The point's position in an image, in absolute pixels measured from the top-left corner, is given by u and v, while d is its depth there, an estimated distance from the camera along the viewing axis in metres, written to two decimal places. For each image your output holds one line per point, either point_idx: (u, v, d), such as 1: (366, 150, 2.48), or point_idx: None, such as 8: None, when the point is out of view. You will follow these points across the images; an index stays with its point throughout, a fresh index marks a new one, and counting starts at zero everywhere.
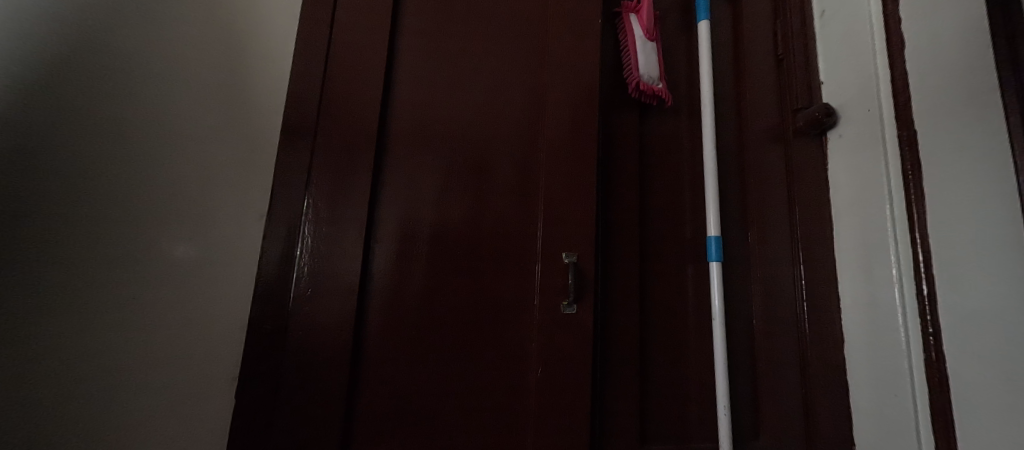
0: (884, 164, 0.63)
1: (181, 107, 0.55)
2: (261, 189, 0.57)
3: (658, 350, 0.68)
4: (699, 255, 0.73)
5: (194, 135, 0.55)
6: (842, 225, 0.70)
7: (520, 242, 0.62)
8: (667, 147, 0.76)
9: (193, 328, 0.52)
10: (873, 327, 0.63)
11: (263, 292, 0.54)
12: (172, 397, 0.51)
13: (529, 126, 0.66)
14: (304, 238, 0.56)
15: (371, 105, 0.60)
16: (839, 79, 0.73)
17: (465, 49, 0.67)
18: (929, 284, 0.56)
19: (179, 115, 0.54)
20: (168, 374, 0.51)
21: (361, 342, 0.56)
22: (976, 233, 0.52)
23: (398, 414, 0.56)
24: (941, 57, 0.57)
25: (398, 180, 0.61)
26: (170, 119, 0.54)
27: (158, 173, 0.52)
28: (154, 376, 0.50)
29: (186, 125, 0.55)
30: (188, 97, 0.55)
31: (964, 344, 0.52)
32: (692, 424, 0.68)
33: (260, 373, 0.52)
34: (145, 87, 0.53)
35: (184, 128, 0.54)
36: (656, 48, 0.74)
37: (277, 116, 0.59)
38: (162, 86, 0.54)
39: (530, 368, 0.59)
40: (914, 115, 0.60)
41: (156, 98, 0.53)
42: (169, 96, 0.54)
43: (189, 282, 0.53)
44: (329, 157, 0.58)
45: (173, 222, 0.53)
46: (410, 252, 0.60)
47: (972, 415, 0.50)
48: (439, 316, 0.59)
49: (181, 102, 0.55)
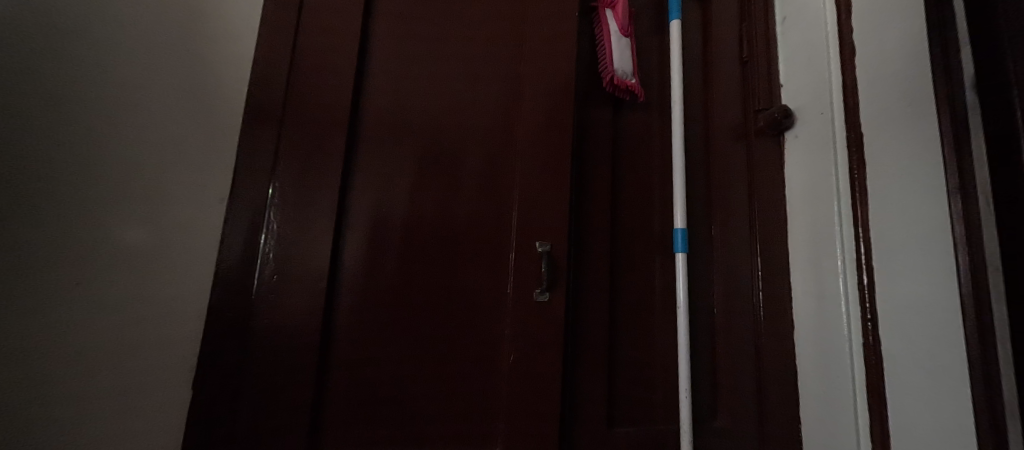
0: (832, 164, 0.69)
1: (144, 83, 0.51)
2: (222, 171, 0.55)
3: (626, 336, 0.71)
4: (665, 246, 0.76)
5: (156, 110, 0.51)
6: (794, 220, 0.75)
7: (494, 231, 0.62)
8: (637, 141, 0.78)
9: (150, 316, 0.49)
10: (817, 315, 0.68)
11: (224, 278, 0.53)
12: (134, 389, 0.48)
13: (505, 115, 0.66)
14: (268, 224, 0.54)
15: (343, 87, 0.59)
16: (796, 83, 0.78)
17: (441, 35, 0.66)
18: (868, 273, 0.61)
19: (141, 92, 0.50)
20: (129, 365, 0.48)
21: (330, 329, 0.55)
22: (911, 227, 0.57)
23: (366, 402, 0.55)
24: (884, 69, 0.63)
25: (370, 165, 0.59)
26: (132, 92, 0.50)
27: (124, 151, 0.49)
28: (115, 369, 0.47)
29: (147, 100, 0.51)
30: (153, 72, 0.51)
31: (899, 331, 0.57)
32: (655, 407, 0.70)
33: (222, 361, 0.51)
34: (110, 61, 0.48)
35: (148, 103, 0.51)
36: (630, 44, 0.76)
37: (240, 97, 0.57)
38: (126, 59, 0.50)
39: (503, 353, 0.60)
40: (862, 119, 0.65)
41: (123, 72, 0.49)
42: (127, 66, 0.50)
43: (147, 267, 0.50)
44: (297, 141, 0.56)
45: (131, 204, 0.49)
46: (383, 239, 0.58)
47: (905, 394, 0.56)
48: (412, 303, 0.58)
49: (147, 77, 0.51)
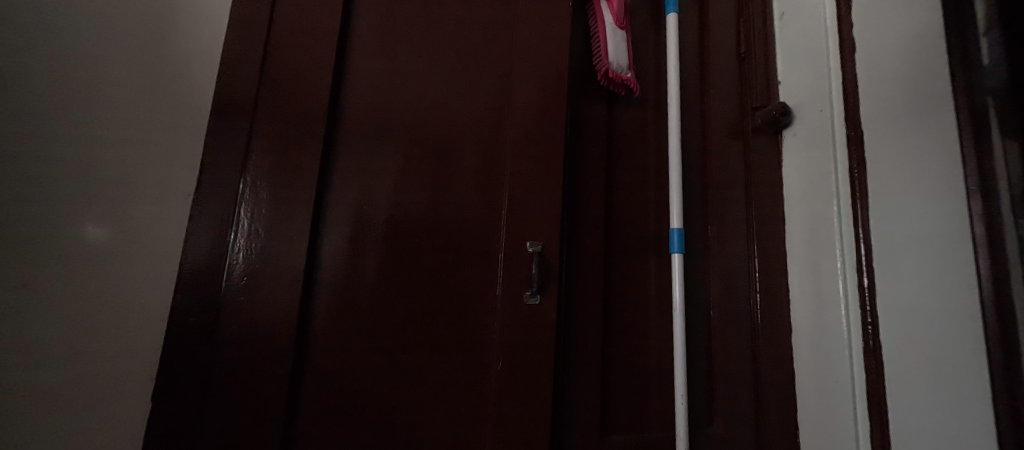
0: (832, 162, 0.67)
1: (109, 68, 0.48)
2: (188, 164, 0.50)
3: (620, 339, 0.68)
4: (661, 246, 0.73)
5: (120, 96, 0.49)
6: (793, 220, 0.73)
7: (482, 230, 0.59)
8: (632, 137, 0.75)
9: (110, 316, 0.46)
10: (816, 318, 0.66)
11: (189, 281, 0.48)
12: (95, 394, 0.44)
13: (494, 109, 0.63)
14: (239, 222, 0.50)
15: (323, 76, 0.55)
16: (794, 80, 0.76)
17: (428, 24, 0.63)
18: (869, 276, 0.59)
19: (106, 78, 0.48)
20: (88, 367, 0.44)
21: (306, 332, 0.51)
22: (914, 228, 0.55)
23: (346, 410, 0.52)
24: (885, 65, 0.61)
25: (352, 160, 0.56)
26: (96, 78, 0.48)
27: (87, 139, 0.47)
28: (74, 370, 0.44)
29: (111, 85, 0.48)
30: (117, 57, 0.49)
31: (899, 336, 0.55)
32: (650, 413, 0.68)
33: (185, 370, 0.46)
34: (75, 47, 0.47)
35: (112, 89, 0.48)
36: (626, 37, 0.73)
37: (208, 84, 0.53)
38: (90, 45, 0.48)
39: (491, 357, 0.57)
40: (863, 117, 0.63)
41: (86, 58, 0.47)
42: (91, 51, 0.48)
43: (107, 263, 0.46)
44: (271, 132, 0.52)
45: (93, 194, 0.46)
46: (365, 236, 0.55)
47: (906, 400, 0.53)
48: (394, 305, 0.55)
49: (111, 62, 0.49)
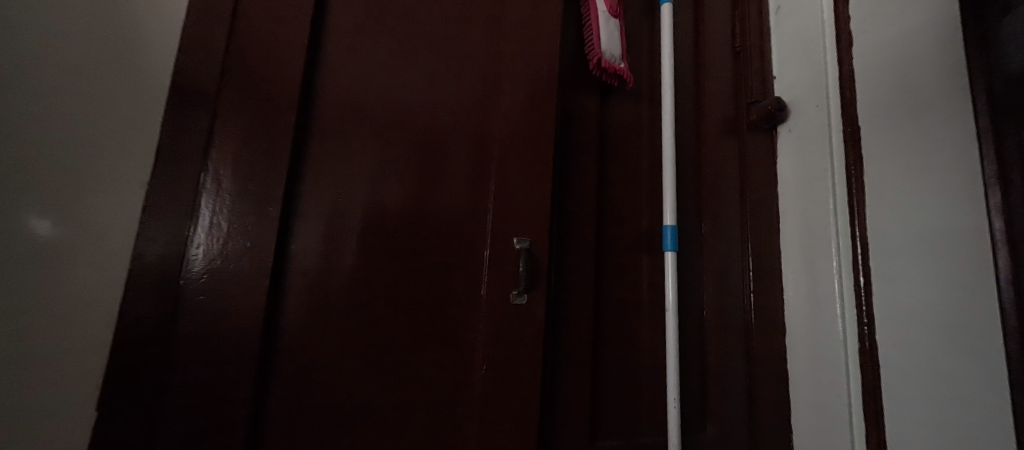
0: (829, 159, 0.65)
1: (55, 43, 0.44)
2: (145, 150, 0.46)
3: (611, 341, 0.65)
4: (654, 244, 0.71)
5: (67, 74, 0.44)
6: (788, 218, 0.71)
7: (467, 225, 0.56)
8: (625, 131, 0.72)
9: (51, 316, 0.41)
10: (811, 319, 0.64)
11: (141, 279, 0.43)
12: (33, 401, 0.40)
13: (481, 98, 0.60)
14: (200, 215, 0.46)
15: (296, 58, 0.51)
16: (790, 75, 0.74)
17: (411, 7, 0.60)
18: (866, 275, 0.57)
19: (51, 54, 0.44)
20: (26, 372, 0.40)
21: (275, 334, 0.48)
22: (912, 226, 0.53)
23: (319, 417, 0.48)
24: (882, 59, 0.59)
25: (328, 149, 0.52)
26: (39, 54, 0.43)
27: (27, 120, 0.42)
28: (9, 374, 0.40)
29: (57, 62, 0.44)
30: (65, 31, 0.45)
31: (896, 337, 0.53)
32: (642, 417, 0.65)
33: (135, 377, 0.42)
34: (17, 21, 0.43)
35: (58, 66, 0.44)
36: (619, 26, 0.70)
37: (168, 63, 0.48)
38: (33, 18, 0.44)
39: (476, 360, 0.54)
40: (859, 112, 0.61)
41: (29, 32, 0.43)
42: (35, 25, 0.44)
43: (49, 257, 0.42)
44: (236, 117, 0.48)
45: (34, 181, 0.42)
46: (341, 231, 0.51)
47: (902, 404, 0.52)
48: (371, 304, 0.51)
49: (57, 37, 0.44)
